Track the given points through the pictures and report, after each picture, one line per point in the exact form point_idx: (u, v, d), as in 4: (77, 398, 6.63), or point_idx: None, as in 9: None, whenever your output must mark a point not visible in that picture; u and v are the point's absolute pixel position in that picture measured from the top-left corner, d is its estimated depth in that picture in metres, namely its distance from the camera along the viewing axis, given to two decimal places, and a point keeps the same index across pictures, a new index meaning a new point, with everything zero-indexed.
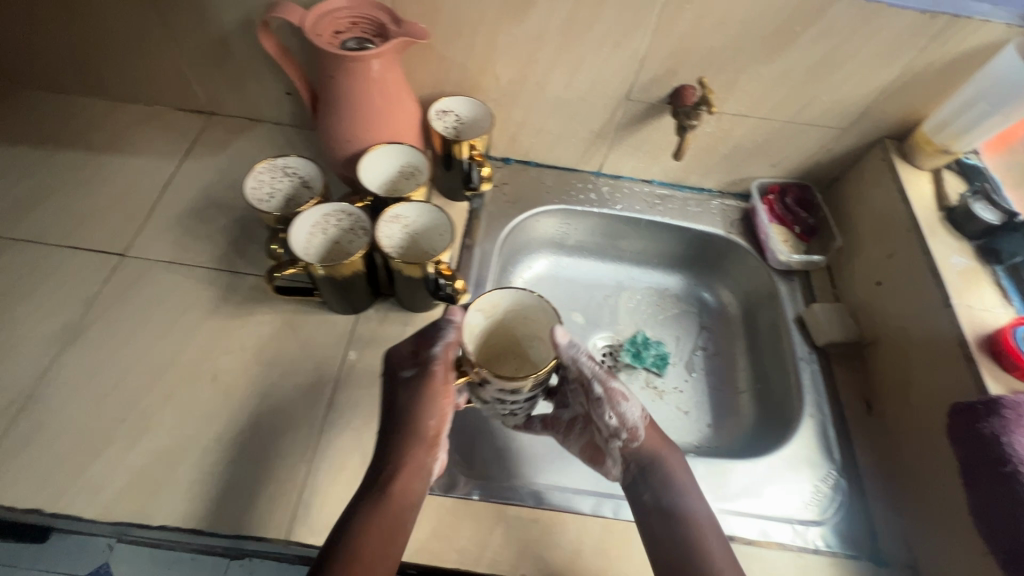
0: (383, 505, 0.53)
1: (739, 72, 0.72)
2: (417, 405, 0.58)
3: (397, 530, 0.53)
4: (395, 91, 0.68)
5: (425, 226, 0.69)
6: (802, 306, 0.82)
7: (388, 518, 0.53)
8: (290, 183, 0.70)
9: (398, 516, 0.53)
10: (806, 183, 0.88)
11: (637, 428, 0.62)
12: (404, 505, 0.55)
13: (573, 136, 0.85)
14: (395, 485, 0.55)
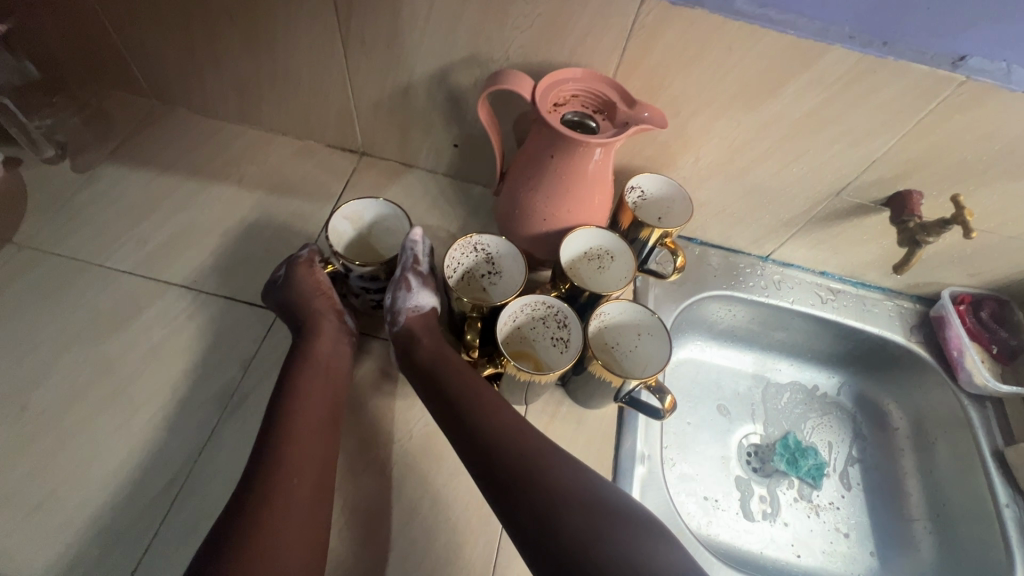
0: (296, 405, 0.53)
1: (982, 184, 0.64)
2: (316, 299, 0.62)
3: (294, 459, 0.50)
4: (606, 174, 0.61)
5: (623, 325, 0.63)
6: (1002, 442, 0.73)
7: (304, 421, 0.52)
8: (473, 258, 0.64)
9: (318, 426, 0.53)
10: (1003, 297, 0.80)
11: (400, 314, 0.61)
12: (320, 417, 0.54)
13: (754, 222, 0.78)
14: (307, 391, 0.55)
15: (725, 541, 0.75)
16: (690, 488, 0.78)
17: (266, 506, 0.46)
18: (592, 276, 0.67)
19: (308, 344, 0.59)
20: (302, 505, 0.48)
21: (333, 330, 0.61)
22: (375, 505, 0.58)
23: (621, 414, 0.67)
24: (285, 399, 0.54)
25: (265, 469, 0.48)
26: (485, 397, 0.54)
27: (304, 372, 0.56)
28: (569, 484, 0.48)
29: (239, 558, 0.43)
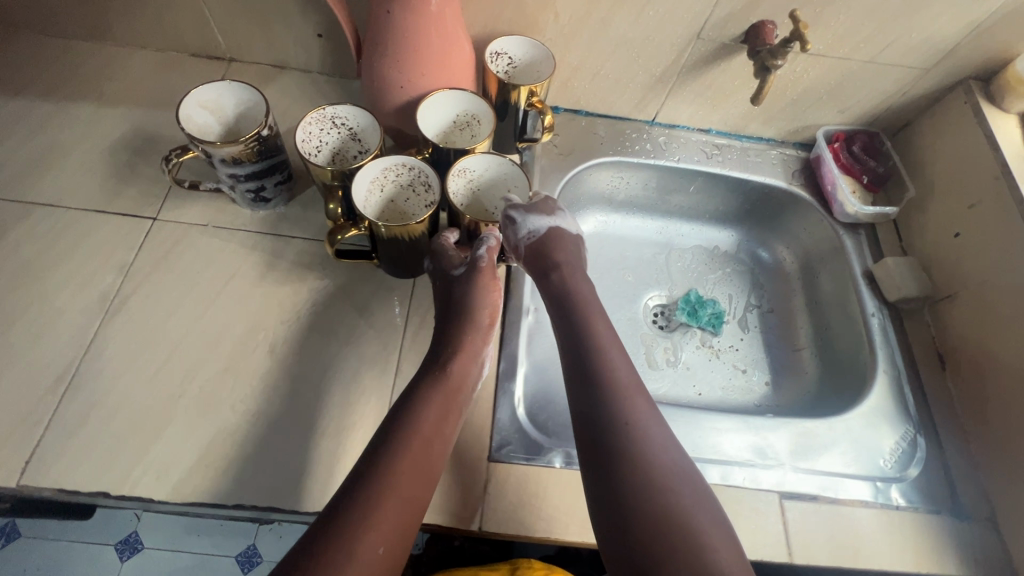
0: (422, 427, 0.51)
1: (826, 4, 0.65)
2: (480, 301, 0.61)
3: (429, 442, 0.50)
4: (457, 40, 0.62)
5: (490, 180, 0.65)
6: (869, 262, 0.79)
7: (427, 438, 0.50)
8: (337, 135, 0.64)
9: (436, 444, 0.51)
10: (874, 130, 0.83)
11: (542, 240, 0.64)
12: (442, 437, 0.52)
13: (631, 81, 0.79)
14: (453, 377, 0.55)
15: None
16: None
17: (374, 508, 0.45)
18: (453, 142, 0.70)
19: (453, 357, 0.57)
20: (402, 518, 0.46)
21: (478, 338, 0.59)
22: (266, 381, 0.59)
23: (510, 276, 0.70)
24: (415, 407, 0.52)
25: (383, 474, 0.47)
26: (639, 416, 0.52)
27: (429, 390, 0.54)
28: (687, 520, 0.47)
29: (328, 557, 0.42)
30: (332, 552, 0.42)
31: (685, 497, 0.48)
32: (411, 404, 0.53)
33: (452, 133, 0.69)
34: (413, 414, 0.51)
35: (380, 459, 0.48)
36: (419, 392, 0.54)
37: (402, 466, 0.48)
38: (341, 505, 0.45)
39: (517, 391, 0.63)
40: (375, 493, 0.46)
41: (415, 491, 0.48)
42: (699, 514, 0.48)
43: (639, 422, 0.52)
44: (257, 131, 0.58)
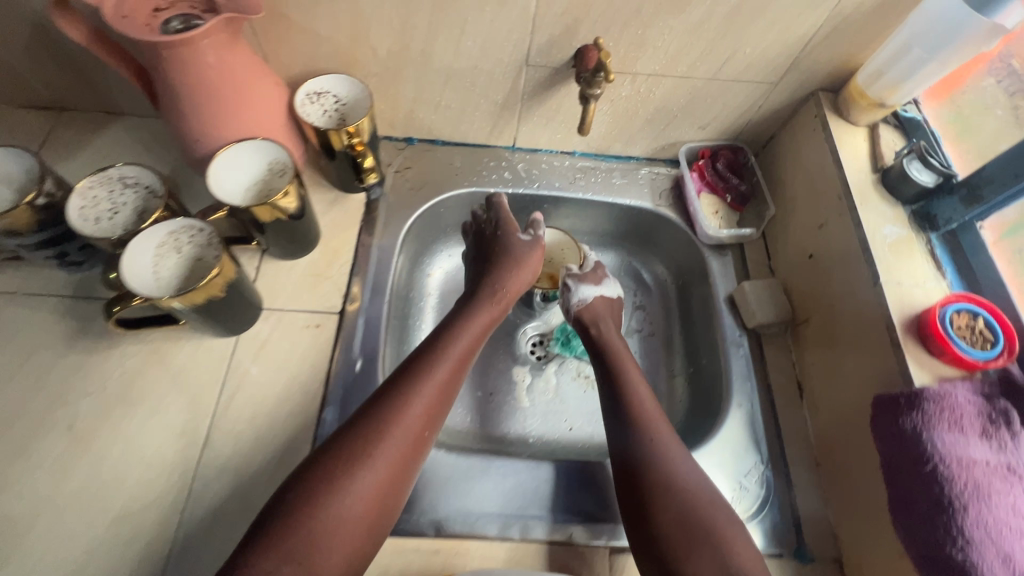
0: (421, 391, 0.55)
1: (646, 25, 0.62)
2: (492, 276, 0.70)
3: (431, 412, 0.56)
4: (248, 93, 0.60)
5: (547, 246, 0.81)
6: (734, 285, 0.75)
7: (429, 406, 0.55)
8: (133, 195, 0.60)
9: (433, 409, 0.56)
10: (738, 144, 0.80)
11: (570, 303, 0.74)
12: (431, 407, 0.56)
13: (476, 110, 0.75)
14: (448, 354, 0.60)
15: (499, 433, 0.78)
16: (462, 391, 0.79)
17: (358, 464, 0.50)
18: (274, 190, 0.63)
19: (451, 338, 0.61)
20: (384, 475, 0.50)
21: (480, 314, 0.65)
22: (61, 462, 0.56)
23: (341, 326, 0.67)
24: (409, 382, 0.56)
25: (370, 438, 0.51)
26: (638, 408, 0.61)
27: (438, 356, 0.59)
28: (661, 477, 0.55)
29: (308, 496, 0.47)
30: (315, 496, 0.47)
31: (675, 463, 0.56)
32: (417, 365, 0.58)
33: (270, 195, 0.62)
34: (406, 384, 0.55)
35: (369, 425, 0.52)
36: (415, 368, 0.57)
37: (392, 429, 0.52)
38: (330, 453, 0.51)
39: None
40: (361, 450, 0.50)
41: (398, 451, 0.52)
42: (681, 475, 0.55)
43: (666, 441, 0.58)
44: (26, 198, 0.55)
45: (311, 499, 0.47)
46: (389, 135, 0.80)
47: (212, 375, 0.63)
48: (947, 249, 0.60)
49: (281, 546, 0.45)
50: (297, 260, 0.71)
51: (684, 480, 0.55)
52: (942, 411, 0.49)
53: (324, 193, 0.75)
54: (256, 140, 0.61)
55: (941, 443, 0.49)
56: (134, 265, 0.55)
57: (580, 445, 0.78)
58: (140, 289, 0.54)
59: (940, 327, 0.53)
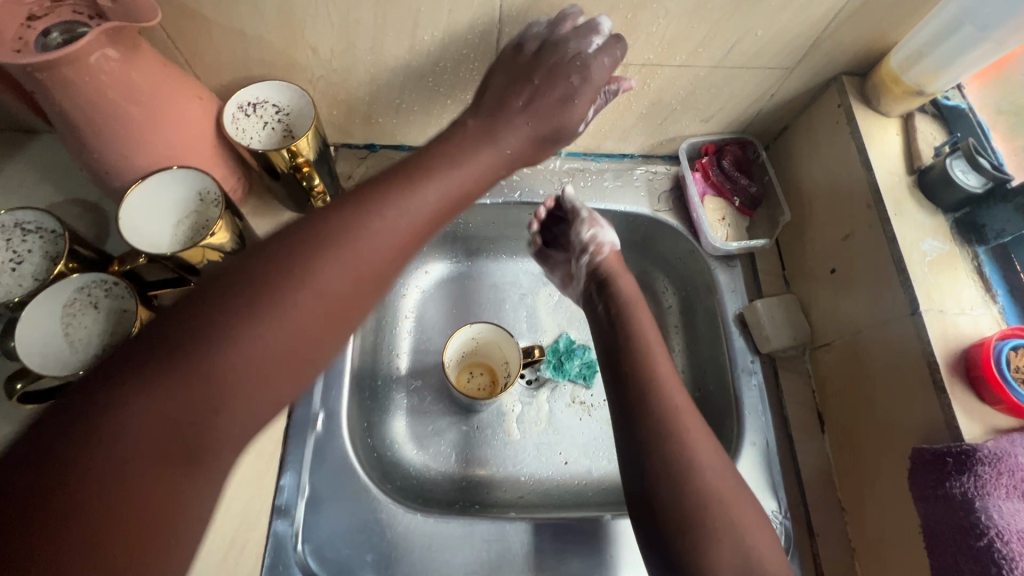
0: (373, 218, 0.38)
1: (638, 8, 0.51)
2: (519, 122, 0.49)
3: (281, 360, 0.33)
4: (158, 119, 0.50)
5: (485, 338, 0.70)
6: (743, 303, 0.66)
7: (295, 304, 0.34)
8: (37, 242, 0.51)
9: (295, 358, 0.34)
10: (747, 138, 0.70)
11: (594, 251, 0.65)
12: (421, 225, 0.40)
13: (444, 112, 0.65)
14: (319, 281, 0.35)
15: (486, 475, 0.68)
16: (445, 425, 0.70)
17: (320, 251, 0.36)
18: (207, 220, 0.54)
19: (442, 163, 0.44)
20: (347, 278, 0.36)
21: (470, 166, 0.45)
22: None
23: None
24: (376, 208, 0.39)
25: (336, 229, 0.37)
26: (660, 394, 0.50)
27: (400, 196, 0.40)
28: (686, 465, 0.46)
29: (225, 296, 0.33)
30: (240, 296, 0.33)
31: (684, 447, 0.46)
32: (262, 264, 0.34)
33: (206, 230, 0.54)
34: (376, 212, 0.38)
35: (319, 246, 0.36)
36: (330, 240, 0.36)
37: (361, 231, 0.37)
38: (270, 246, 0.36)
39: (307, 520, 0.54)
40: (326, 233, 0.36)
41: (362, 265, 0.37)
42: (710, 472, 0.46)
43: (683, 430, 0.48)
44: None
45: (240, 292, 0.33)
46: (349, 143, 0.70)
47: None
48: (997, 267, 0.52)
49: (183, 361, 0.30)
50: None
51: (709, 471, 0.46)
52: (999, 476, 0.42)
53: (274, 216, 0.66)
54: (161, 176, 0.51)
55: (999, 513, 0.41)
56: (35, 325, 0.47)
57: (578, 483, 0.69)
58: (40, 365, 0.46)
59: (994, 368, 0.44)
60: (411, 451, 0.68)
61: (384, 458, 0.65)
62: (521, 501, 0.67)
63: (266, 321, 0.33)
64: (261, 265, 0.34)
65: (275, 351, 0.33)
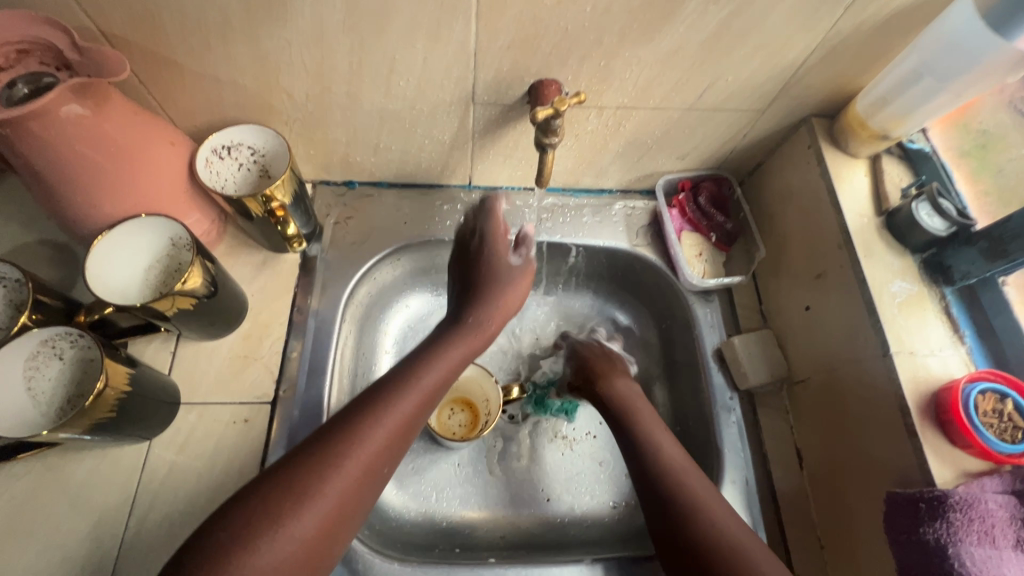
0: (379, 426, 0.45)
1: (611, 55, 0.52)
2: (478, 304, 0.58)
3: None
4: (129, 168, 0.49)
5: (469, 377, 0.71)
6: (722, 337, 0.67)
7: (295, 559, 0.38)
8: (2, 291, 0.50)
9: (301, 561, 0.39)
10: (722, 174, 0.71)
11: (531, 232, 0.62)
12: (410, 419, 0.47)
13: (422, 151, 0.65)
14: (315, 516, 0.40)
15: (467, 516, 0.67)
16: (427, 464, 0.69)
17: (321, 469, 0.41)
18: (179, 266, 0.53)
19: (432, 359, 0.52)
20: (342, 492, 0.41)
21: (481, 321, 0.57)
22: None
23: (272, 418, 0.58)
24: (366, 412, 0.45)
25: (348, 432, 0.43)
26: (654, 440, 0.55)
27: (404, 386, 0.48)
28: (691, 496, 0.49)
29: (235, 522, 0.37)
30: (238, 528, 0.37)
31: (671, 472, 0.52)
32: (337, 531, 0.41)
33: (179, 273, 0.52)
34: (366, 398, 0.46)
35: (329, 460, 0.42)
36: (359, 422, 0.44)
37: (371, 426, 0.44)
38: (255, 484, 0.40)
39: None
40: (325, 454, 0.42)
41: (364, 466, 0.43)
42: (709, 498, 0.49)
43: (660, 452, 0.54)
44: None
45: (245, 525, 0.37)
46: (327, 180, 0.70)
47: (119, 492, 0.53)
48: (964, 307, 0.53)
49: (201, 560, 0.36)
50: (221, 340, 0.61)
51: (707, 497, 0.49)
52: (970, 522, 0.42)
53: (251, 255, 0.65)
54: (133, 224, 0.51)
55: (971, 560, 0.41)
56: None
57: (560, 522, 0.68)
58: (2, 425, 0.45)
59: (963, 413, 0.45)
60: (390, 492, 0.66)
61: None
62: (502, 542, 0.66)
63: (266, 552, 0.37)
64: (254, 515, 0.38)
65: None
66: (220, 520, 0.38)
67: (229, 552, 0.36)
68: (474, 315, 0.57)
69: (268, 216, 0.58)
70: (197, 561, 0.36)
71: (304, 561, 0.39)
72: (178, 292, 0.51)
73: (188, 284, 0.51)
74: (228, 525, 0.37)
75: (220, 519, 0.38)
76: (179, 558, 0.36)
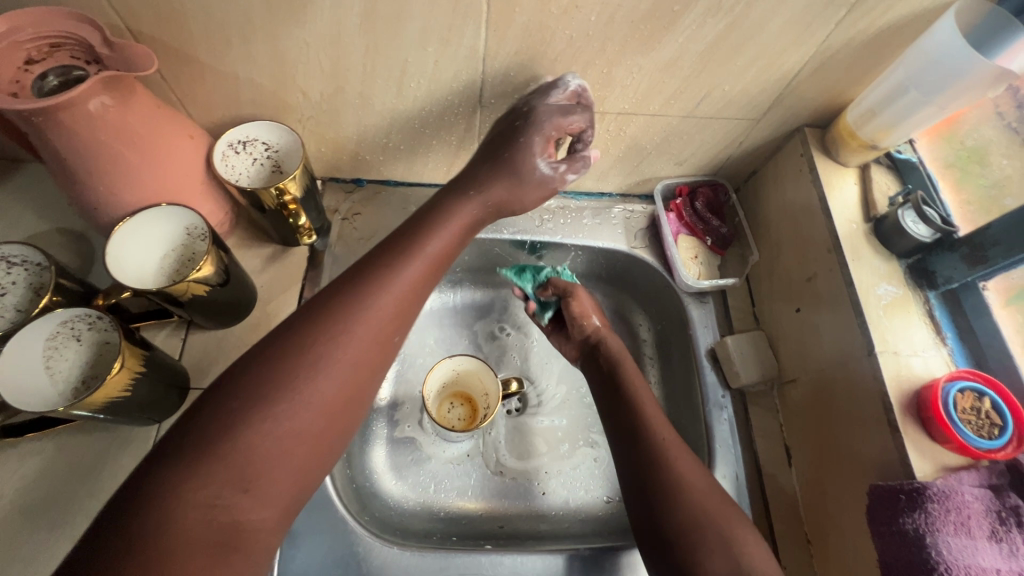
0: (382, 302, 0.47)
1: (613, 64, 0.55)
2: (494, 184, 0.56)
3: (293, 459, 0.41)
4: (148, 159, 0.51)
5: (469, 370, 0.72)
6: (715, 338, 0.69)
7: (327, 411, 0.43)
8: (23, 273, 0.52)
9: (330, 414, 0.43)
10: (718, 180, 0.74)
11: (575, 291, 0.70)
12: (411, 300, 0.49)
13: (429, 150, 0.67)
14: (337, 374, 0.43)
15: (463, 506, 0.69)
16: (428, 456, 0.71)
17: (329, 336, 0.44)
18: (194, 256, 0.55)
19: (441, 218, 0.53)
20: (354, 356, 0.45)
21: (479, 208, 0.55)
22: None
23: None
24: (369, 294, 0.47)
25: (354, 301, 0.46)
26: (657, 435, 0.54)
27: (399, 261, 0.49)
28: (679, 491, 0.50)
29: (255, 388, 0.40)
30: (262, 392, 0.40)
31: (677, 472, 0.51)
32: (353, 386, 0.45)
33: (194, 261, 0.55)
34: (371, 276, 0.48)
35: (333, 331, 0.44)
36: (361, 289, 0.47)
37: (377, 295, 0.47)
38: (266, 350, 0.43)
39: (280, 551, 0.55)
40: (333, 321, 0.45)
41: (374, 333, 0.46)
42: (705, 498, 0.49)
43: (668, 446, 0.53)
44: None
45: (265, 385, 0.41)
46: (336, 177, 0.73)
47: (128, 473, 0.55)
48: (947, 311, 0.55)
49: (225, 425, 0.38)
50: (230, 329, 0.63)
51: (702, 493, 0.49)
52: (948, 513, 0.44)
53: (261, 248, 0.67)
54: (151, 212, 0.53)
55: (948, 549, 0.43)
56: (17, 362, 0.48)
57: (554, 514, 0.70)
58: (21, 401, 0.47)
59: (942, 410, 0.47)
60: (390, 482, 0.68)
61: (363, 489, 0.65)
62: (499, 532, 0.68)
63: (290, 411, 0.41)
64: (266, 376, 0.41)
65: (301, 432, 0.41)
66: (231, 388, 0.40)
67: (248, 409, 0.39)
68: (489, 173, 0.55)
69: (280, 209, 0.60)
70: (216, 413, 0.39)
71: (330, 416, 0.43)
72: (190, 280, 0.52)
73: (202, 272, 0.53)
74: (240, 389, 0.40)
75: (233, 388, 0.40)
76: (192, 424, 0.39)
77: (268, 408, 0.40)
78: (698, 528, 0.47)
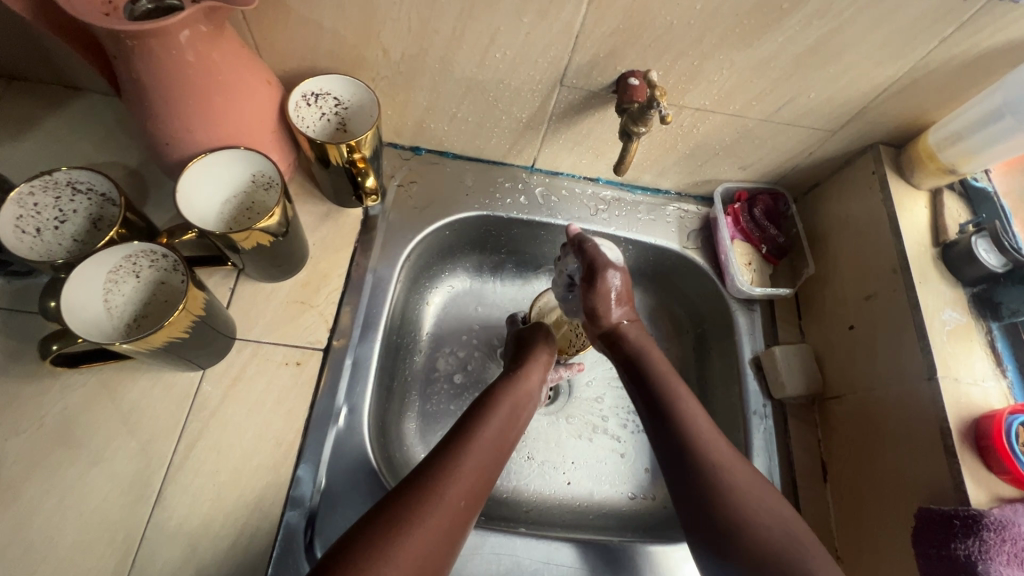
0: (499, 409, 0.56)
1: (705, 56, 0.54)
2: (534, 359, 0.64)
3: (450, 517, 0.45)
4: (228, 96, 0.50)
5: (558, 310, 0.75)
6: (761, 347, 0.69)
7: (468, 498, 0.47)
8: (87, 203, 0.51)
9: (468, 502, 0.47)
10: (778, 189, 0.73)
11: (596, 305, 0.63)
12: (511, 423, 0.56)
13: (497, 125, 0.66)
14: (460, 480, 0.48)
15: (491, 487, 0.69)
16: None
17: (446, 471, 0.48)
18: (259, 206, 0.55)
19: (527, 364, 0.63)
20: (479, 462, 0.50)
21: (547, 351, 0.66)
22: None
23: (323, 364, 0.59)
24: (478, 417, 0.54)
25: (465, 436, 0.52)
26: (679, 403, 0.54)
27: (495, 402, 0.57)
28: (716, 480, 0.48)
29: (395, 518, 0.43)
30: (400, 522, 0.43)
31: (723, 483, 0.48)
32: (469, 453, 0.50)
33: (252, 212, 0.55)
34: (479, 411, 0.55)
35: (471, 421, 0.54)
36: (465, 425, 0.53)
37: (488, 421, 0.54)
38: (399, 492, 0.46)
39: (319, 513, 0.54)
40: (450, 462, 0.49)
41: (493, 444, 0.53)
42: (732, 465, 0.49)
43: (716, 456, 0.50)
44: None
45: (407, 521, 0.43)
46: (395, 142, 0.71)
47: (169, 417, 0.54)
48: (1008, 343, 0.55)
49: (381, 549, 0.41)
50: (279, 283, 0.62)
51: (728, 461, 0.50)
52: (1002, 543, 0.44)
53: (316, 206, 0.66)
54: (227, 153, 0.52)
55: None
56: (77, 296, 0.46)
57: (578, 505, 0.70)
58: (81, 332, 0.46)
59: (1004, 441, 0.47)
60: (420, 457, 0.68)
61: (395, 460, 0.65)
62: (525, 516, 0.68)
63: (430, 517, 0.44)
64: (406, 504, 0.44)
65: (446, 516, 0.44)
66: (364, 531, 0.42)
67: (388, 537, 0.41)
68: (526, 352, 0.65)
69: (349, 167, 0.59)
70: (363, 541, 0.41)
71: (462, 512, 0.46)
72: (257, 227, 0.52)
73: (269, 224, 0.52)
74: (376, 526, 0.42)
75: (365, 527, 0.42)
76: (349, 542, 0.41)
77: (422, 506, 0.44)
78: (723, 496, 0.48)
